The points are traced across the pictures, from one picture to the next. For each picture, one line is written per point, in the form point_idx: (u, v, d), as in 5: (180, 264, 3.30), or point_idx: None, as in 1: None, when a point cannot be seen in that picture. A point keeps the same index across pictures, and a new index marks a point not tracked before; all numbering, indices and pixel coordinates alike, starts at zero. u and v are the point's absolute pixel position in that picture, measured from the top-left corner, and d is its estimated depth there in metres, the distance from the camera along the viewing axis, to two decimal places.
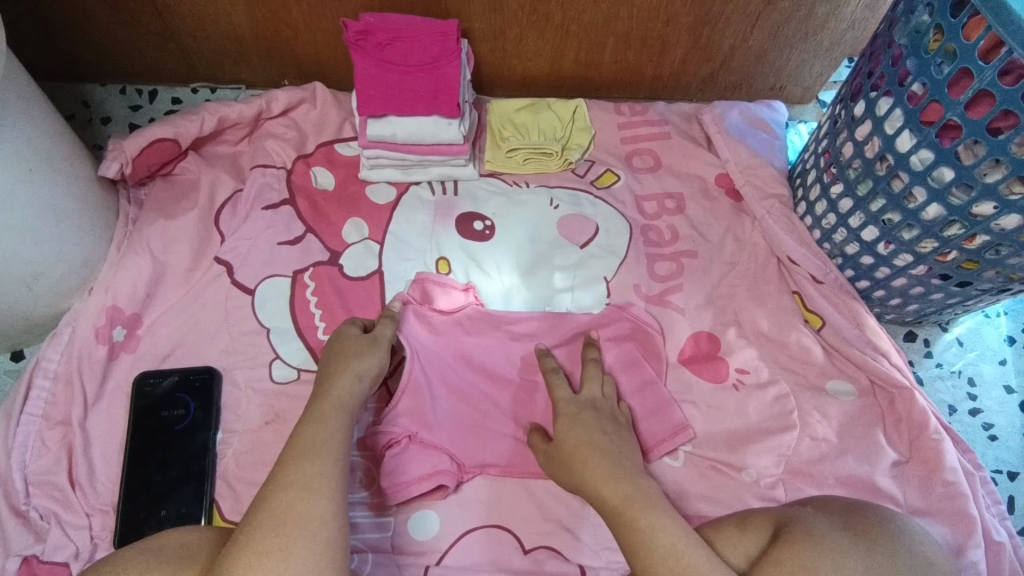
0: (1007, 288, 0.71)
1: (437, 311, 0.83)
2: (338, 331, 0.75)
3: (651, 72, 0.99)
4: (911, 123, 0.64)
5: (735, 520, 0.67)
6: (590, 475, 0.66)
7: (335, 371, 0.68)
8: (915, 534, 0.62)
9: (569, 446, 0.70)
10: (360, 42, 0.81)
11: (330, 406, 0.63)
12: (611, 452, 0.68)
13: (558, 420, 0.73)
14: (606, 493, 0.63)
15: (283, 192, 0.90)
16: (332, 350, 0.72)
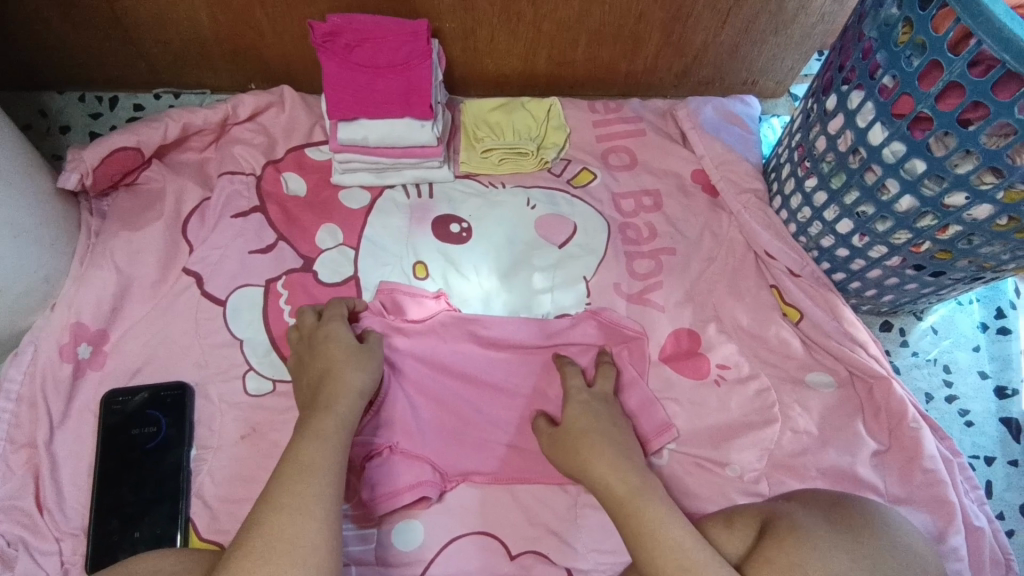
0: (979, 277, 0.72)
1: (408, 321, 0.82)
2: (327, 335, 0.73)
3: (624, 69, 0.99)
4: (882, 115, 0.64)
5: (723, 516, 0.67)
6: (595, 460, 0.66)
7: (329, 384, 0.66)
8: (902, 530, 0.62)
9: (576, 432, 0.70)
10: (328, 44, 0.79)
11: (330, 422, 0.62)
12: (617, 443, 0.68)
13: (568, 409, 0.74)
14: (611, 480, 0.63)
15: (253, 199, 0.88)
16: (326, 357, 0.70)
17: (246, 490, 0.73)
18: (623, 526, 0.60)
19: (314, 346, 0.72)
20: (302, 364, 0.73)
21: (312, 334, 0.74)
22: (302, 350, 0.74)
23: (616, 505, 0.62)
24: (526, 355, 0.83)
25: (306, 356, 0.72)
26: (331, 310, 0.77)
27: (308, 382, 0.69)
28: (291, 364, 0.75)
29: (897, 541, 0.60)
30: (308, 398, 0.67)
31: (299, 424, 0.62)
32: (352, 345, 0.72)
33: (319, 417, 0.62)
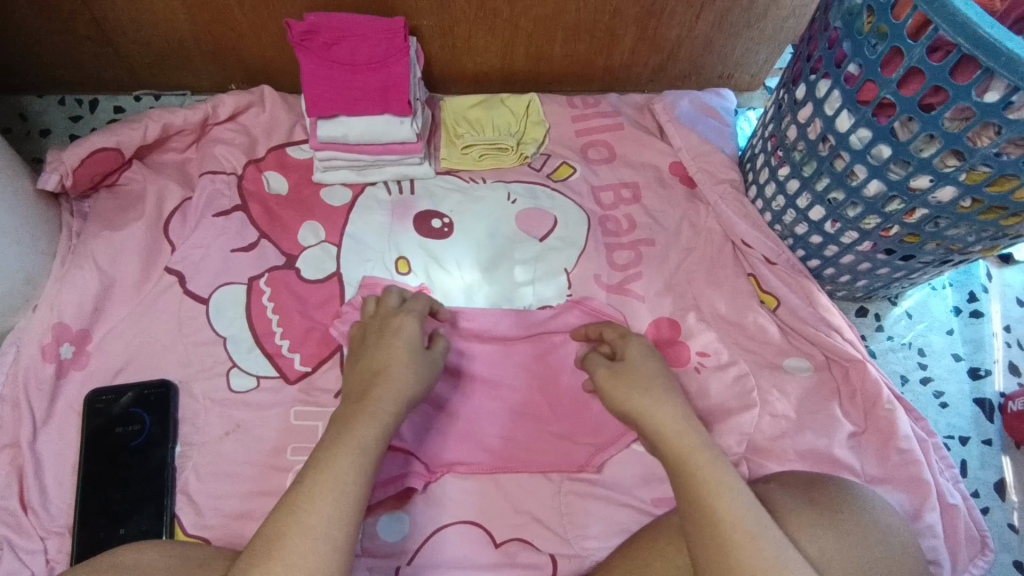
0: (948, 259, 0.74)
1: None
2: (395, 327, 0.68)
3: (602, 65, 1.00)
4: (848, 103, 0.65)
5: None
6: (664, 405, 0.62)
7: (374, 382, 0.62)
8: (886, 524, 0.64)
9: (638, 378, 0.66)
10: (306, 42, 0.79)
11: (371, 433, 0.57)
12: (681, 398, 0.64)
13: (628, 356, 0.69)
14: (679, 431, 0.60)
15: (234, 198, 0.88)
16: (387, 352, 0.65)
17: (232, 485, 0.74)
18: (684, 484, 0.57)
19: (381, 333, 0.68)
20: (363, 345, 0.68)
21: (382, 320, 0.70)
22: (370, 330, 0.69)
23: (679, 461, 0.59)
24: (508, 346, 0.84)
25: (369, 339, 0.68)
26: (409, 302, 0.72)
27: (361, 368, 0.64)
28: (357, 338, 0.70)
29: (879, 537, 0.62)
30: (355, 389, 0.62)
31: (340, 421, 0.59)
32: (415, 349, 0.66)
33: (361, 420, 0.58)
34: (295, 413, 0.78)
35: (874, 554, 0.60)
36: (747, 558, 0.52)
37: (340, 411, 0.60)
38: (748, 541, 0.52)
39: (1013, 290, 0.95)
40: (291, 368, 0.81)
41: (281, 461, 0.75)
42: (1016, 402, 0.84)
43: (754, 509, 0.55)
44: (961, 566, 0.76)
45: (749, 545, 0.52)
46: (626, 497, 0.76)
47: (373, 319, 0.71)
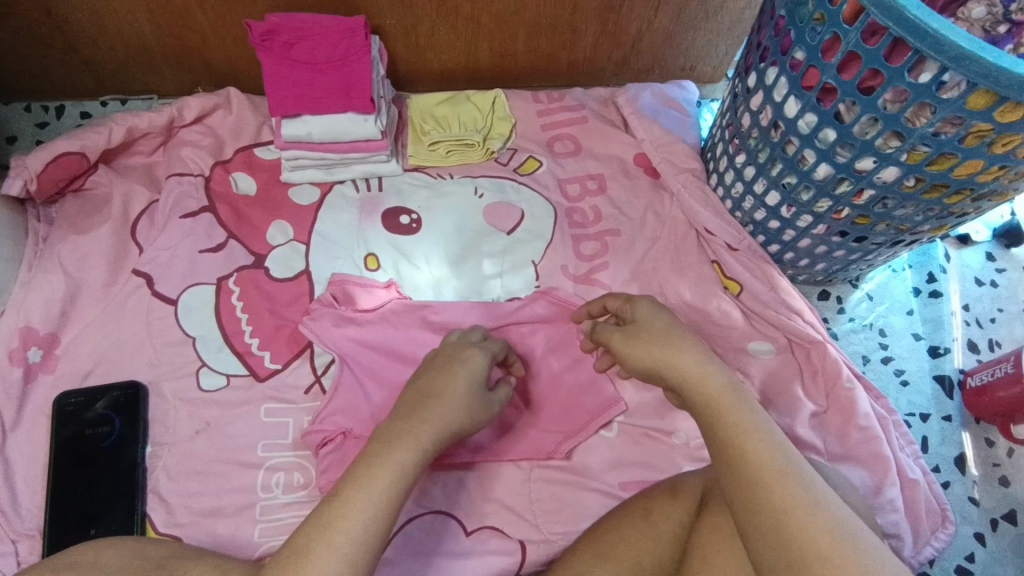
0: (900, 240, 0.76)
1: (359, 310, 0.84)
2: (465, 357, 0.72)
3: (565, 60, 1.01)
4: (794, 89, 0.67)
5: (666, 487, 0.67)
6: (687, 357, 0.62)
7: (427, 405, 0.64)
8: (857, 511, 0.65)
9: (655, 335, 0.65)
10: (266, 42, 0.80)
11: (412, 454, 0.59)
12: (701, 347, 0.64)
13: (641, 315, 0.68)
14: (705, 382, 0.60)
15: (202, 199, 0.89)
16: (448, 381, 0.68)
17: (202, 483, 0.74)
18: (715, 432, 0.58)
19: (450, 360, 0.71)
20: (428, 367, 0.71)
21: (450, 349, 0.73)
22: (439, 356, 0.73)
23: (708, 410, 0.59)
24: None
25: (435, 363, 0.72)
26: (484, 342, 0.76)
27: (418, 387, 0.68)
28: (425, 360, 0.74)
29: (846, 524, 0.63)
30: (407, 406, 0.65)
31: (386, 432, 0.61)
32: (473, 387, 0.69)
33: (407, 437, 0.60)
34: (265, 410, 0.79)
35: None
36: (785, 494, 0.52)
37: (387, 424, 0.63)
38: (784, 478, 0.53)
39: (970, 270, 0.97)
40: (261, 366, 0.81)
41: (251, 457, 0.76)
42: (975, 378, 0.87)
43: (783, 447, 0.55)
44: (923, 539, 0.77)
45: (786, 482, 0.53)
46: (593, 481, 0.78)
47: (440, 350, 0.75)
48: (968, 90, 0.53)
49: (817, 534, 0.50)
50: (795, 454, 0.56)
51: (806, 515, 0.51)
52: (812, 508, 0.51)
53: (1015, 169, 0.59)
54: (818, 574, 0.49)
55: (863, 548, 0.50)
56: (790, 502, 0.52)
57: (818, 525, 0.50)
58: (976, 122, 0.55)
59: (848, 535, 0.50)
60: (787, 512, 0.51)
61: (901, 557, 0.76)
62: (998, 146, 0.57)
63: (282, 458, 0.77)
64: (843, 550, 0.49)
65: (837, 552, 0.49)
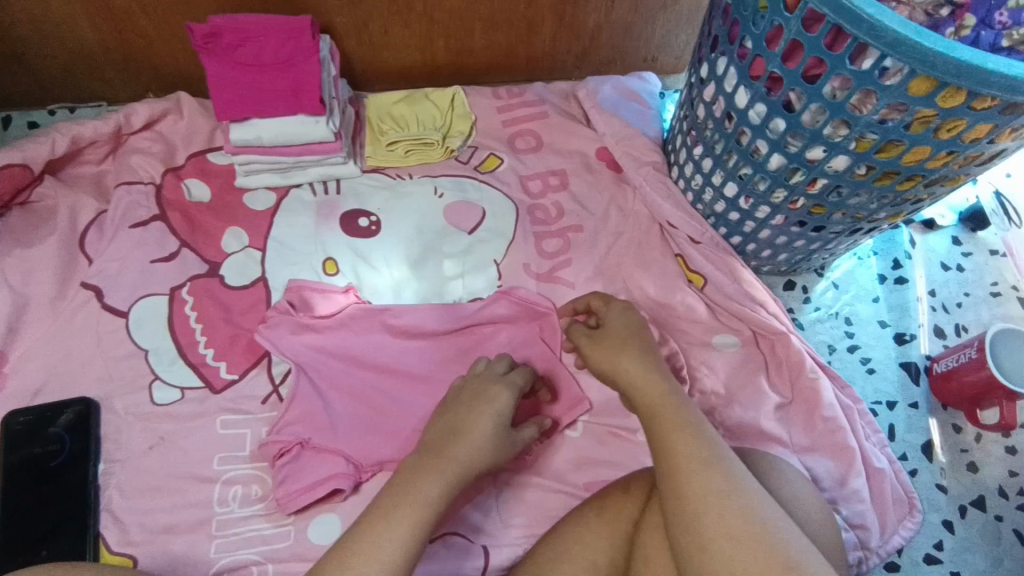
0: (858, 228, 0.75)
1: (316, 317, 0.82)
2: (491, 394, 0.70)
3: (525, 54, 1.00)
4: (743, 79, 0.66)
5: (621, 483, 0.69)
6: (629, 361, 0.65)
7: (454, 445, 0.64)
8: (808, 504, 0.65)
9: (614, 341, 0.68)
10: (209, 45, 0.78)
11: (435, 490, 0.59)
12: (650, 351, 0.67)
13: (607, 321, 0.72)
14: (640, 382, 0.64)
15: (152, 208, 0.87)
16: (475, 419, 0.67)
17: (157, 500, 0.74)
18: (653, 428, 0.60)
19: (476, 396, 0.70)
20: (455, 400, 0.71)
21: (482, 381, 0.72)
22: (467, 387, 0.72)
23: (651, 407, 0.62)
24: (437, 341, 0.84)
25: (463, 397, 0.71)
26: (514, 371, 0.75)
27: (444, 422, 0.67)
28: (452, 392, 0.73)
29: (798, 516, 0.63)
30: (432, 443, 0.65)
31: (410, 468, 0.61)
32: (501, 426, 0.68)
33: (432, 474, 0.61)
34: (221, 422, 0.78)
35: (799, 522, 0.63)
36: (703, 484, 0.54)
37: (411, 460, 0.63)
38: (706, 470, 0.55)
39: (937, 255, 0.97)
40: (217, 377, 0.80)
41: (207, 471, 0.76)
42: (941, 364, 0.86)
43: (708, 440, 0.57)
44: (890, 528, 0.77)
45: (698, 469, 0.55)
46: (558, 482, 0.77)
47: (468, 381, 0.74)
48: (909, 75, 0.53)
49: (727, 518, 0.52)
50: (727, 449, 0.58)
51: (721, 503, 0.52)
52: (729, 497, 0.53)
53: (963, 154, 0.59)
54: (716, 556, 0.50)
55: (775, 535, 0.51)
56: (708, 491, 0.53)
57: (732, 513, 0.52)
58: (920, 108, 0.55)
59: (762, 523, 0.51)
60: (703, 501, 0.53)
61: (867, 548, 0.76)
62: (943, 131, 0.57)
63: (239, 471, 0.76)
64: (753, 536, 0.50)
65: (746, 538, 0.50)
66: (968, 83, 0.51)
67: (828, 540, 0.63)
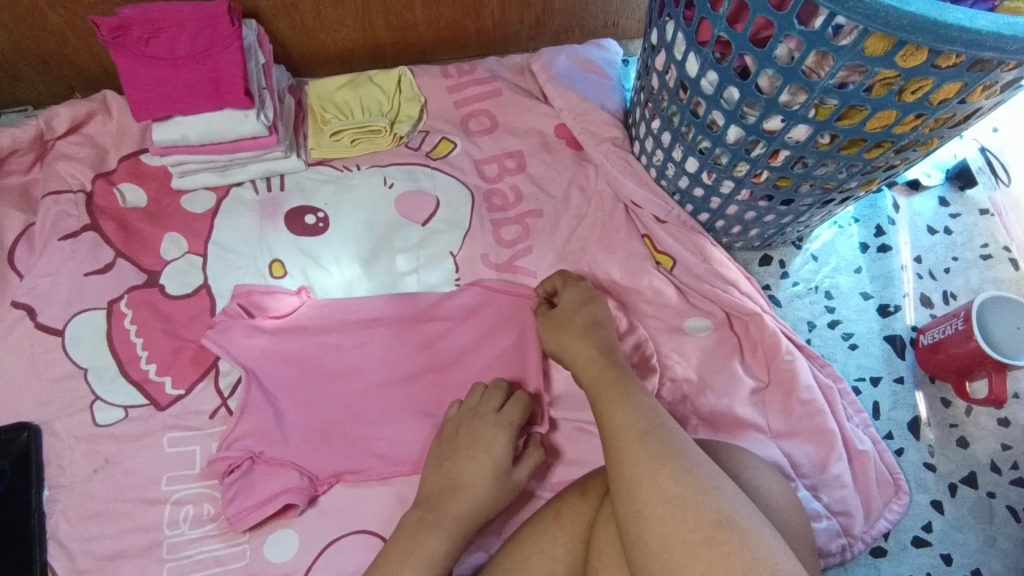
0: (830, 199, 0.71)
1: (270, 319, 0.78)
2: (488, 439, 0.68)
3: (474, 26, 0.94)
4: (691, 46, 0.61)
5: (579, 485, 0.66)
6: (578, 344, 0.68)
7: (449, 502, 0.64)
8: (769, 495, 0.61)
9: (567, 324, 0.71)
10: (119, 40, 0.73)
11: (438, 548, 0.61)
12: (601, 332, 0.69)
13: (562, 302, 0.74)
14: (584, 363, 0.66)
15: (83, 217, 0.82)
16: (473, 468, 0.66)
17: (103, 525, 0.70)
18: (595, 406, 0.62)
19: (472, 441, 0.68)
20: (452, 443, 0.69)
21: (476, 420, 0.70)
22: (463, 428, 0.70)
23: (593, 386, 0.64)
24: (392, 342, 0.79)
25: (459, 440, 0.69)
26: (507, 407, 0.71)
27: (441, 473, 0.67)
28: (448, 432, 0.71)
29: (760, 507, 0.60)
30: (433, 495, 0.66)
31: (413, 525, 0.63)
32: (500, 471, 0.67)
33: (434, 531, 0.62)
34: (168, 440, 0.74)
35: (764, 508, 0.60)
36: (635, 454, 0.55)
37: (413, 514, 0.64)
38: (639, 438, 0.56)
39: (923, 218, 0.91)
40: (162, 393, 0.76)
41: (155, 493, 0.72)
42: (927, 336, 0.81)
43: (650, 413, 0.58)
44: (875, 513, 0.73)
45: (636, 441, 0.56)
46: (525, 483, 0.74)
47: (463, 417, 0.71)
48: (862, 35, 0.48)
49: (662, 485, 0.52)
50: (665, 418, 0.58)
51: (653, 466, 0.53)
52: (662, 460, 0.54)
53: (932, 116, 0.55)
54: (653, 519, 0.51)
55: (708, 494, 0.51)
56: (641, 458, 0.54)
57: (664, 474, 0.53)
58: (878, 69, 0.50)
59: (694, 482, 0.52)
60: (637, 467, 0.54)
61: (850, 535, 0.72)
62: (907, 93, 0.53)
63: (189, 489, 0.72)
64: (685, 495, 0.51)
65: (678, 498, 0.51)
66: (927, 40, 0.46)
67: (793, 531, 0.60)
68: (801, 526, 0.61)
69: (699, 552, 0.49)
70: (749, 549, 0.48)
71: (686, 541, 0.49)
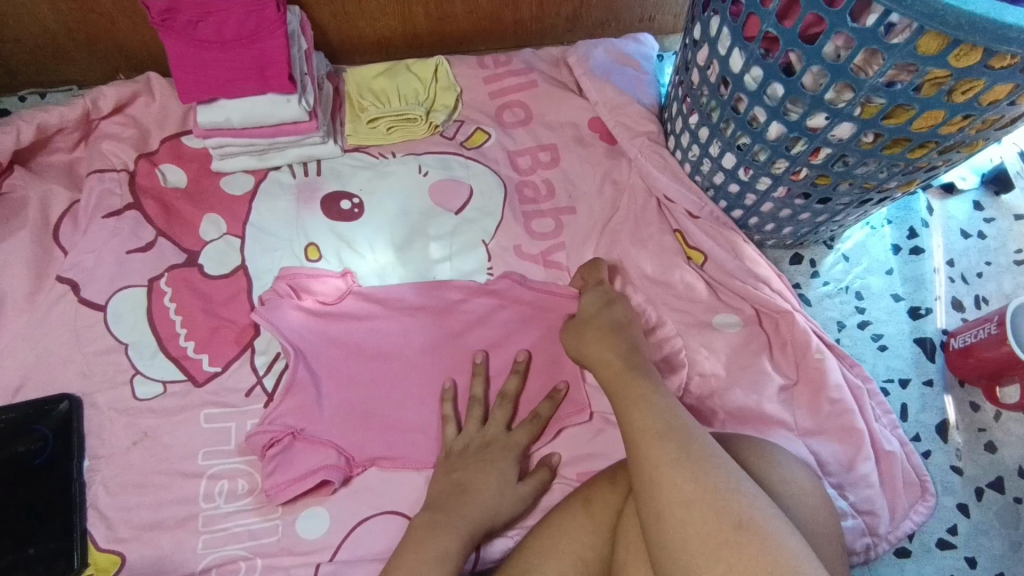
0: (867, 199, 0.71)
1: (318, 302, 0.80)
2: (496, 453, 0.70)
3: (511, 18, 0.94)
4: (737, 40, 0.61)
5: (606, 475, 0.67)
6: (592, 347, 0.69)
7: (460, 504, 0.65)
8: (785, 488, 0.61)
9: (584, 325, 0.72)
10: (168, 22, 0.75)
11: (452, 545, 0.61)
12: (619, 332, 0.69)
13: (584, 304, 0.75)
14: (608, 359, 0.67)
15: (126, 196, 0.84)
16: (482, 475, 0.68)
17: (141, 496, 0.72)
18: (615, 405, 0.62)
19: (482, 453, 0.70)
20: (461, 457, 0.70)
21: (486, 436, 0.72)
22: (473, 442, 0.71)
23: (612, 386, 0.64)
24: (424, 327, 0.80)
25: (470, 456, 0.70)
26: (518, 427, 0.73)
27: (449, 478, 0.68)
28: (456, 445, 0.72)
29: (785, 503, 0.60)
30: (441, 499, 0.66)
31: (423, 526, 0.63)
32: (509, 488, 0.68)
33: (446, 530, 0.62)
34: (205, 415, 0.76)
35: (793, 504, 0.60)
36: (658, 451, 0.55)
37: (422, 516, 0.64)
38: (658, 439, 0.56)
39: (956, 222, 0.91)
40: (200, 370, 0.78)
41: (192, 466, 0.74)
42: (958, 339, 0.81)
43: (672, 412, 0.58)
44: (901, 513, 0.73)
45: (662, 438, 0.56)
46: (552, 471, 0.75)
47: (474, 435, 0.72)
48: (917, 33, 0.48)
49: (689, 484, 0.52)
50: (683, 416, 0.58)
51: (673, 467, 0.54)
52: (682, 463, 0.54)
53: (980, 118, 0.55)
54: (676, 518, 0.51)
55: (726, 495, 0.52)
56: (662, 459, 0.54)
57: (683, 477, 0.53)
58: (930, 68, 0.50)
59: (712, 483, 0.52)
60: (657, 469, 0.54)
61: (876, 534, 0.72)
62: (957, 94, 0.53)
63: (226, 464, 0.74)
64: (704, 496, 0.51)
65: (696, 499, 0.51)
66: (985, 40, 0.46)
67: (820, 529, 0.60)
68: (827, 525, 0.61)
69: (718, 553, 0.49)
70: (767, 550, 0.49)
71: (704, 541, 0.50)
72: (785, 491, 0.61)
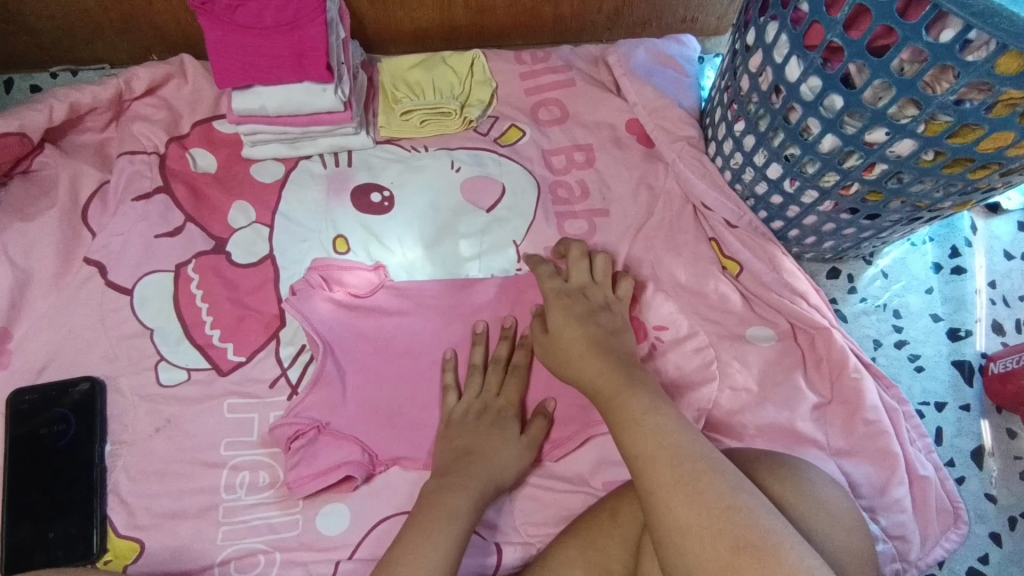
0: (917, 217, 0.69)
1: (347, 295, 0.79)
2: (501, 417, 0.71)
3: (551, 13, 0.92)
4: (796, 48, 0.59)
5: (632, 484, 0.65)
6: (586, 367, 0.66)
7: (471, 469, 0.65)
8: (798, 502, 0.60)
9: (572, 350, 0.68)
10: (208, 6, 0.74)
11: (464, 503, 0.61)
12: (623, 359, 0.66)
13: (600, 318, 0.71)
14: (601, 382, 0.64)
15: (156, 178, 0.83)
16: (482, 437, 0.68)
17: (162, 484, 0.72)
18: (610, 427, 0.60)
19: (488, 415, 0.71)
20: (463, 423, 0.70)
21: (485, 399, 0.72)
22: (473, 407, 0.71)
23: (606, 404, 0.62)
24: (450, 325, 0.79)
25: (472, 422, 0.70)
26: (511, 386, 0.73)
27: (456, 445, 0.68)
28: (457, 411, 0.72)
29: (817, 525, 0.58)
30: (450, 464, 0.66)
31: (432, 493, 0.62)
32: (514, 443, 0.69)
33: (460, 489, 0.62)
34: (228, 406, 0.75)
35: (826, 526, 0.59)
36: (662, 474, 0.53)
37: (430, 484, 0.64)
38: (665, 463, 0.54)
39: (1000, 242, 0.88)
40: (224, 359, 0.77)
41: (214, 456, 0.73)
42: (998, 364, 0.79)
43: (687, 428, 0.57)
44: (931, 540, 0.71)
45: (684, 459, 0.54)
46: (576, 478, 0.73)
47: (469, 399, 0.72)
48: (996, 51, 0.46)
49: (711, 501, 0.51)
50: (678, 434, 0.56)
51: (670, 492, 0.52)
52: (680, 484, 0.52)
53: None
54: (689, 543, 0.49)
55: (719, 515, 0.50)
56: (660, 485, 0.53)
57: (677, 501, 0.51)
58: (1006, 89, 0.48)
59: (705, 504, 0.50)
60: (662, 490, 0.52)
61: (906, 560, 0.70)
62: None
63: (247, 456, 0.73)
64: (700, 518, 0.50)
65: (693, 522, 0.50)
66: None
67: (849, 548, 0.59)
68: (852, 547, 0.59)
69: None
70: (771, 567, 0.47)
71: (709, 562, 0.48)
72: (819, 510, 0.60)
